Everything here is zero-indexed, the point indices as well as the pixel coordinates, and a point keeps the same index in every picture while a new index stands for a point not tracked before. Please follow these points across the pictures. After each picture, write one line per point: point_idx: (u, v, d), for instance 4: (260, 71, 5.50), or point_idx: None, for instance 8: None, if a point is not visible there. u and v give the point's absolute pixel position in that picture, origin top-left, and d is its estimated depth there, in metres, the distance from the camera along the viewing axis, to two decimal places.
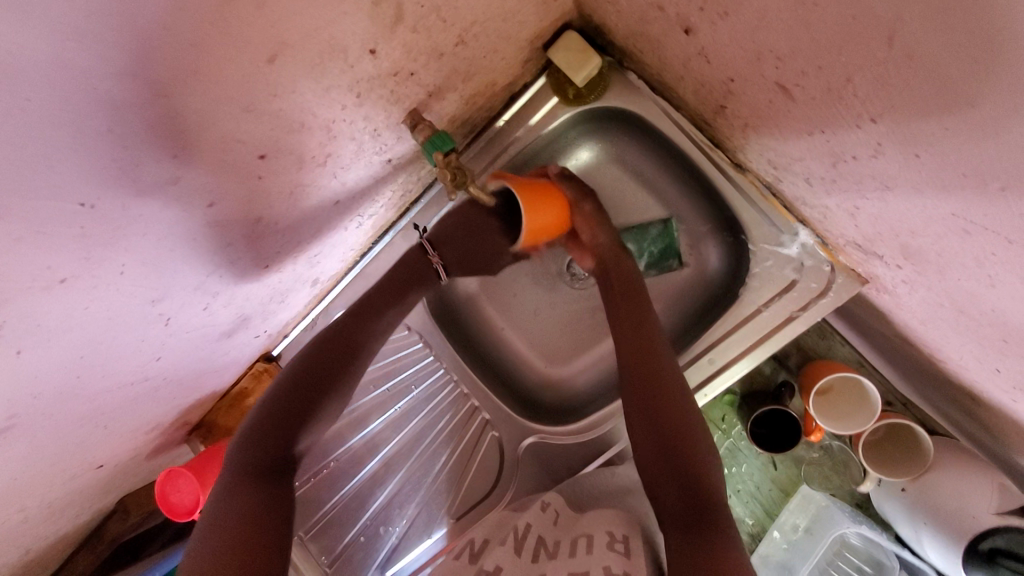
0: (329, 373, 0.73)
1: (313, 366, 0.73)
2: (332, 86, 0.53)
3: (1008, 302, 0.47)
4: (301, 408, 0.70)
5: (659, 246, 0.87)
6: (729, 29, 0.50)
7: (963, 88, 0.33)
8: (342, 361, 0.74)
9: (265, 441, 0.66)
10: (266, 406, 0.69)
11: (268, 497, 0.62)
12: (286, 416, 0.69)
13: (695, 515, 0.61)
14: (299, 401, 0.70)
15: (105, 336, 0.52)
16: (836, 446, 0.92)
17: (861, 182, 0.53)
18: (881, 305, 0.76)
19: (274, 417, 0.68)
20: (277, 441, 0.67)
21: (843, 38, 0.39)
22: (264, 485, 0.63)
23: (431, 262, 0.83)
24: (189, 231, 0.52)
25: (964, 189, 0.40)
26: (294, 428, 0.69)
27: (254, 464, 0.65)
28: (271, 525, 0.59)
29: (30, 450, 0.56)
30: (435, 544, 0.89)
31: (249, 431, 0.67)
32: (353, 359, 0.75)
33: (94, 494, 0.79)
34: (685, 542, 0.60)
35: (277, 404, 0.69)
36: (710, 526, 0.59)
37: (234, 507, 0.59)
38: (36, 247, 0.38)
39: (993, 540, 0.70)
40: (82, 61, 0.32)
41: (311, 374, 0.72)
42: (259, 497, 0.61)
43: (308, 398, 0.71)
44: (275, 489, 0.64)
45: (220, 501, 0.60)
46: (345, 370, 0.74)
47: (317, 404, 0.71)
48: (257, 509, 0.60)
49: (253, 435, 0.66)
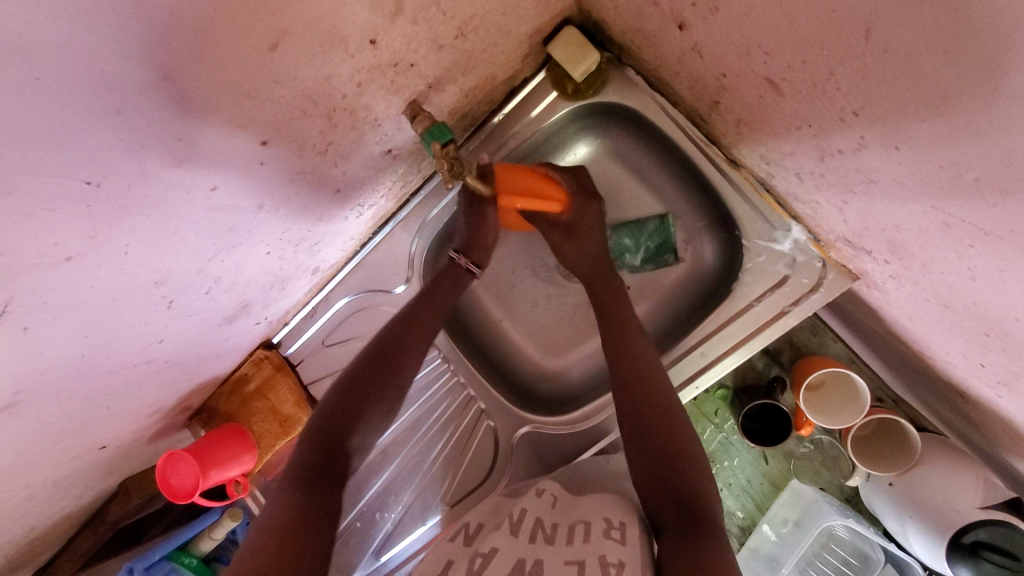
0: (377, 381, 0.75)
1: (360, 373, 0.75)
2: (332, 74, 0.54)
3: (989, 295, 0.48)
4: (352, 415, 0.72)
5: (656, 240, 0.89)
6: (720, 24, 0.52)
7: (937, 82, 0.34)
8: (390, 368, 0.76)
9: (318, 448, 0.69)
10: (320, 413, 0.72)
11: (316, 499, 0.64)
12: (339, 422, 0.71)
13: (690, 522, 0.64)
14: (348, 406, 0.72)
15: (109, 315, 0.54)
16: (826, 441, 0.94)
17: (848, 176, 0.54)
18: (871, 301, 0.77)
19: (327, 423, 0.71)
20: (329, 447, 0.69)
21: (825, 34, 0.41)
22: (313, 488, 0.65)
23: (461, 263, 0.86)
24: (192, 214, 0.53)
25: (942, 183, 0.42)
26: (345, 435, 0.71)
27: (306, 469, 0.67)
28: (313, 526, 0.61)
29: (35, 425, 0.57)
30: (429, 531, 0.91)
31: (308, 436, 0.70)
32: (400, 365, 0.77)
33: (97, 474, 0.80)
34: (678, 545, 0.62)
35: (330, 411, 0.72)
36: (700, 532, 0.62)
37: (285, 508, 0.62)
38: (43, 224, 0.40)
39: (976, 534, 0.71)
40: (91, 44, 0.33)
41: (360, 382, 0.75)
42: (307, 499, 0.64)
43: (355, 406, 0.73)
44: (323, 493, 0.65)
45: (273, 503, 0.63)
46: (392, 378, 0.76)
47: (365, 408, 0.73)
48: (305, 508, 0.63)
49: (311, 441, 0.69)
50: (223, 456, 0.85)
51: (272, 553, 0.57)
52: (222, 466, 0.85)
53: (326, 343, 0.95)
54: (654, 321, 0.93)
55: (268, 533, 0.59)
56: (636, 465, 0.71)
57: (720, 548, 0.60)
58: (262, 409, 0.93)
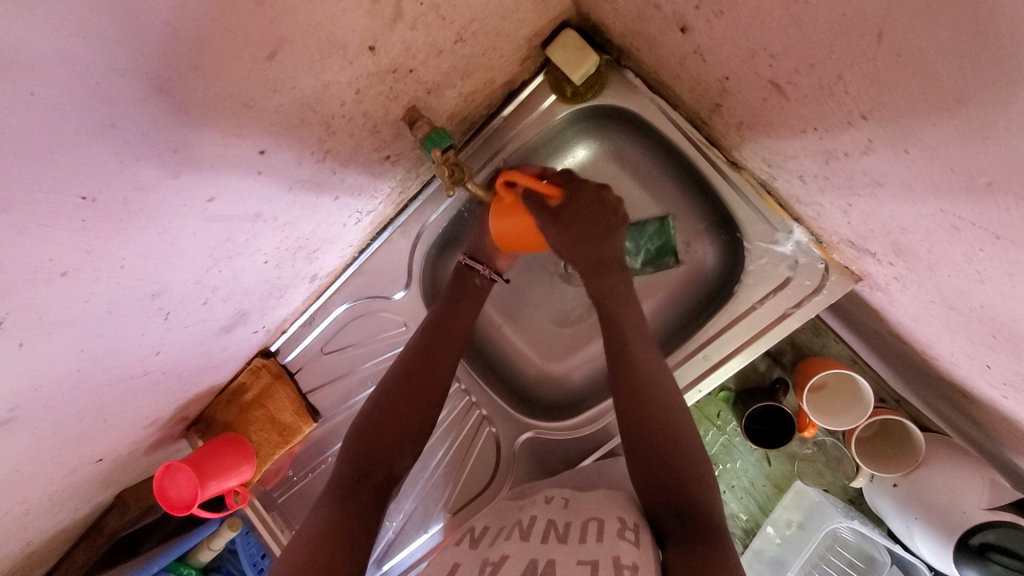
0: (413, 390, 0.76)
1: (400, 380, 0.76)
2: (330, 82, 0.53)
3: (998, 298, 0.47)
4: (391, 426, 0.73)
5: (657, 243, 0.86)
6: (723, 27, 0.51)
7: (952, 87, 0.34)
8: (425, 377, 0.77)
9: (358, 456, 0.71)
10: (360, 424, 0.74)
11: (354, 507, 0.66)
12: (379, 432, 0.73)
13: (695, 532, 0.63)
14: (389, 413, 0.74)
15: (105, 329, 0.53)
16: (829, 442, 0.94)
17: (853, 179, 0.54)
18: (875, 303, 0.77)
19: (368, 432, 0.73)
20: (370, 455, 0.71)
21: (835, 37, 0.40)
22: (353, 497, 0.67)
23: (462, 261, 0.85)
24: (189, 225, 0.52)
25: (953, 186, 0.41)
26: (387, 441, 0.73)
27: (347, 478, 0.69)
28: (349, 532, 0.63)
29: (30, 441, 0.56)
30: (431, 539, 0.90)
31: (352, 446, 0.72)
32: (434, 374, 0.78)
33: (93, 487, 0.79)
34: (682, 551, 0.61)
35: (368, 422, 0.74)
36: (707, 540, 0.62)
37: (324, 515, 0.64)
38: (38, 240, 0.38)
39: (984, 535, 0.71)
40: (84, 56, 0.32)
41: (395, 392, 0.76)
42: (345, 506, 0.66)
43: (396, 412, 0.74)
44: (362, 501, 0.67)
45: (312, 512, 0.65)
46: (429, 388, 0.77)
47: (405, 415, 0.74)
48: (346, 515, 0.65)
49: (352, 451, 0.72)
50: (220, 466, 0.84)
51: (313, 558, 0.59)
52: (220, 477, 0.83)
53: (324, 350, 0.94)
54: (655, 325, 0.93)
55: (308, 539, 0.61)
56: (638, 475, 0.71)
57: (725, 554, 0.61)
58: (260, 418, 0.91)
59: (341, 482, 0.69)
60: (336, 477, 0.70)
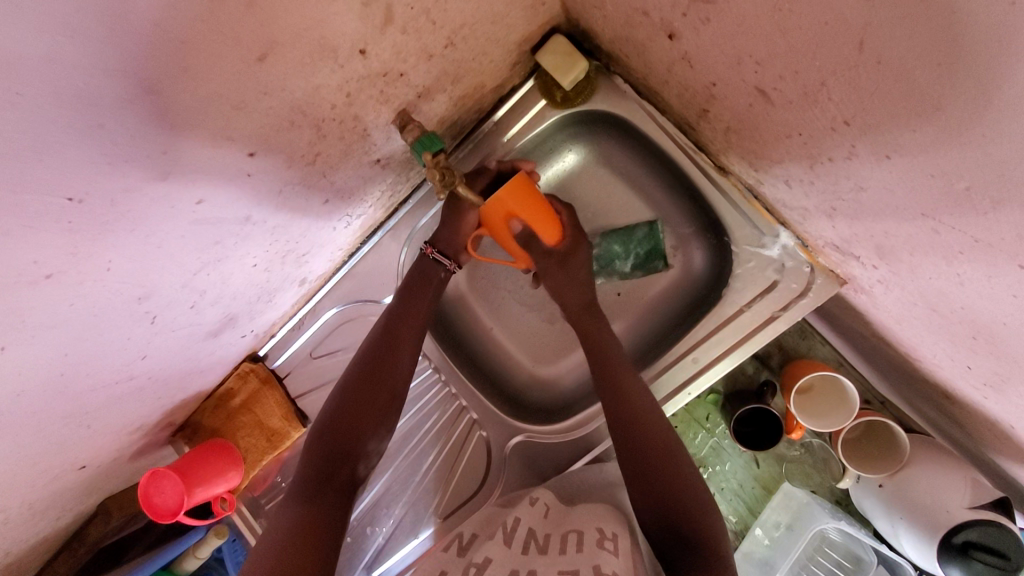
0: (375, 382, 0.75)
1: (359, 377, 0.75)
2: (321, 86, 0.53)
3: (978, 300, 0.48)
4: (351, 424, 0.72)
5: (645, 247, 0.89)
6: (711, 35, 0.52)
7: (931, 94, 0.35)
8: (385, 368, 0.76)
9: (320, 458, 0.70)
10: (320, 422, 0.73)
11: (320, 507, 0.66)
12: (340, 432, 0.72)
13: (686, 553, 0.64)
14: (348, 410, 0.73)
15: (90, 332, 0.52)
16: (816, 443, 0.97)
17: (838, 185, 0.55)
18: (858, 304, 0.78)
19: (328, 433, 0.72)
20: (329, 457, 0.70)
21: (818, 45, 0.41)
22: (319, 497, 0.67)
23: (427, 253, 0.83)
24: (175, 229, 0.52)
25: (934, 190, 0.42)
26: (347, 440, 0.72)
27: (312, 479, 0.68)
28: (315, 533, 0.63)
29: (11, 448, 0.55)
30: (422, 544, 0.90)
31: (312, 448, 0.71)
32: (394, 364, 0.77)
33: (77, 494, 0.77)
34: None
35: (329, 420, 0.72)
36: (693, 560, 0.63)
37: (291, 518, 0.64)
38: (21, 242, 0.38)
39: (966, 534, 0.72)
40: (69, 55, 0.32)
41: (356, 387, 0.75)
42: (309, 507, 0.65)
43: (353, 409, 0.73)
44: (329, 499, 0.67)
45: (278, 513, 0.65)
46: (388, 380, 0.76)
47: (364, 409, 0.74)
48: (310, 518, 0.64)
49: (313, 451, 0.71)
50: (206, 473, 0.83)
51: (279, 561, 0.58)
52: (207, 484, 0.82)
53: (314, 354, 0.93)
54: (644, 330, 0.93)
55: (275, 543, 0.61)
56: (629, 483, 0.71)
57: None
58: (248, 422, 0.91)
59: (306, 484, 0.68)
60: (299, 479, 0.69)
